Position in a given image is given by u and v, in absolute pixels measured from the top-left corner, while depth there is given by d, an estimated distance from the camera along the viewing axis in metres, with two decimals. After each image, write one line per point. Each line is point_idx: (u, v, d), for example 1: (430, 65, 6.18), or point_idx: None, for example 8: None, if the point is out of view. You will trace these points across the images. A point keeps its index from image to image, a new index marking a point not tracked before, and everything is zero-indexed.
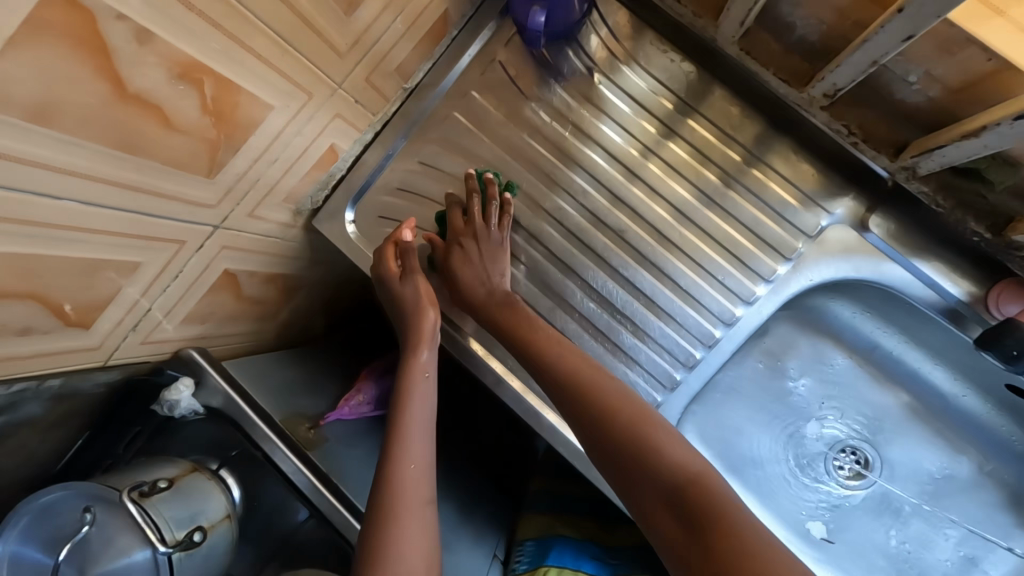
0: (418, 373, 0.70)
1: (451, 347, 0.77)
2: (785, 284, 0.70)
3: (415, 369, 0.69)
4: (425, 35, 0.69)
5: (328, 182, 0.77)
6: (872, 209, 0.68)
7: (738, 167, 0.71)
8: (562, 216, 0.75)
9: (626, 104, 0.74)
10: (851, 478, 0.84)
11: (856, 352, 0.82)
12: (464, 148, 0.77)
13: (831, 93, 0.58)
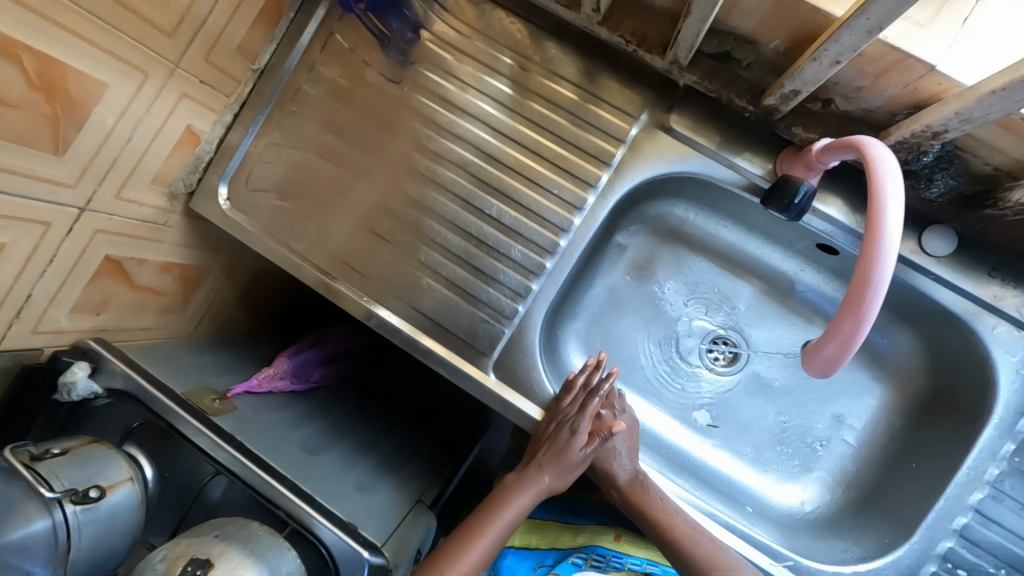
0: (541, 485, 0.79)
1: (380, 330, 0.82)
2: (612, 188, 0.78)
3: (525, 489, 0.78)
4: (258, 16, 0.77)
5: (198, 165, 0.83)
6: (671, 110, 0.77)
7: (555, 93, 0.80)
8: (446, 182, 0.81)
9: (507, 87, 0.81)
10: (724, 364, 0.91)
11: (707, 250, 0.91)
12: (318, 116, 0.84)
13: (598, 8, 0.67)
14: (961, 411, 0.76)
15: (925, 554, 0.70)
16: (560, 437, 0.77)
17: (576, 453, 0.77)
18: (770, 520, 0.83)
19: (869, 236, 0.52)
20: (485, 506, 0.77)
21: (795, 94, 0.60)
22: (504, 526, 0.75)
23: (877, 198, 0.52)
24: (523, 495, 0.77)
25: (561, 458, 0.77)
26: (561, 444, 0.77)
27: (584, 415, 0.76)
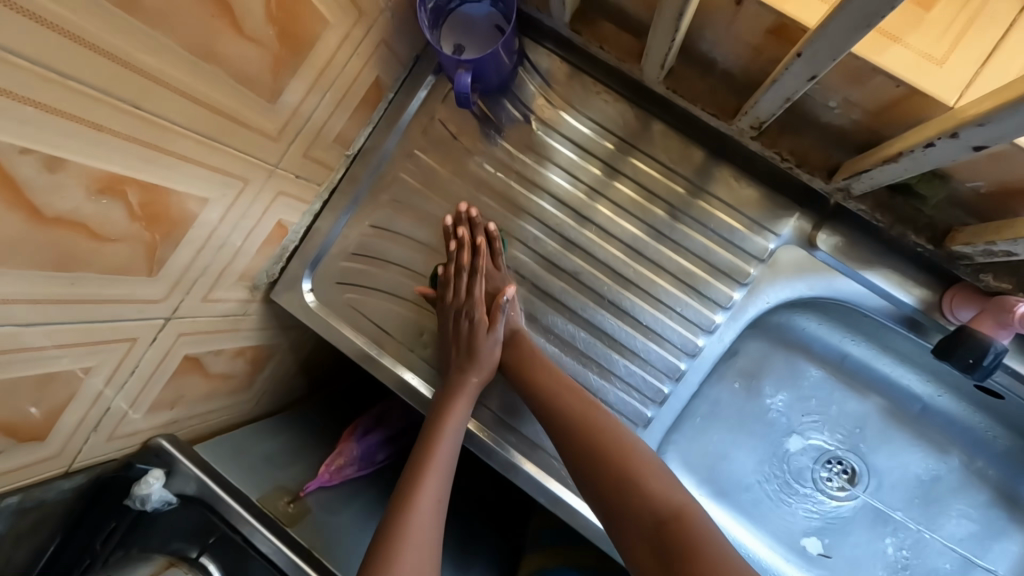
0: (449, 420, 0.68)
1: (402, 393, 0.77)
2: (742, 309, 0.70)
3: (457, 398, 0.69)
4: (360, 103, 0.70)
5: (282, 255, 0.77)
6: (820, 226, 0.68)
7: (681, 197, 0.71)
8: (517, 264, 0.75)
9: (572, 152, 0.74)
10: (840, 489, 0.83)
11: (828, 363, 0.82)
12: (414, 206, 0.77)
13: (758, 126, 0.59)
14: None
15: None
16: (471, 327, 0.71)
17: (484, 339, 0.70)
18: None
19: None
20: (425, 424, 0.70)
21: (1006, 253, 0.52)
22: (444, 471, 0.66)
23: None
24: (457, 406, 0.69)
25: (473, 348, 0.70)
26: (468, 338, 0.71)
27: (476, 300, 0.71)
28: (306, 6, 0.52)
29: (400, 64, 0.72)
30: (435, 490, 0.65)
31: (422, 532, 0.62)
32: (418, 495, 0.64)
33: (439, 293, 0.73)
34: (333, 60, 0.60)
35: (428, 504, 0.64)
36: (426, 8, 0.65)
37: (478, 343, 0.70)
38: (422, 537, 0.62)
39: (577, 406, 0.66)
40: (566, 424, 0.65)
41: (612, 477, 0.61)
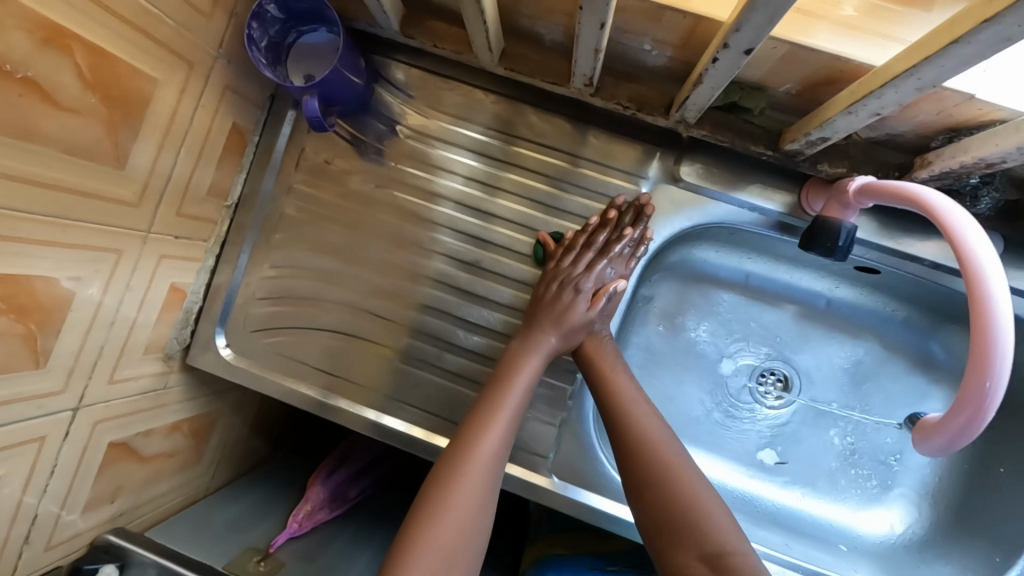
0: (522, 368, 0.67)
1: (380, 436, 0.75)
2: (635, 255, 0.74)
3: (531, 353, 0.68)
4: (224, 152, 0.71)
5: (188, 318, 0.77)
6: (681, 160, 0.73)
7: (555, 166, 0.75)
8: (423, 267, 0.78)
9: (465, 157, 0.77)
10: (776, 398, 0.87)
11: (735, 285, 0.87)
12: (308, 238, 0.78)
13: (590, 82, 0.62)
14: None
15: None
16: (564, 295, 0.70)
17: (579, 316, 0.69)
18: (868, 556, 0.79)
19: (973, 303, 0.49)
20: (494, 377, 0.67)
21: (823, 140, 0.56)
22: (509, 419, 0.64)
23: (970, 265, 0.49)
24: (531, 360, 0.67)
25: (563, 313, 0.69)
26: (561, 308, 0.70)
27: (586, 272, 0.70)
28: (125, 68, 0.53)
29: (256, 106, 0.74)
30: (501, 437, 0.62)
31: (478, 474, 0.59)
32: (479, 444, 0.61)
33: (554, 251, 0.72)
34: (175, 116, 0.61)
35: (493, 450, 0.61)
36: (258, 46, 0.65)
37: (564, 306, 0.69)
38: (480, 476, 0.59)
39: (647, 423, 0.65)
40: (634, 434, 0.64)
41: (667, 509, 0.59)
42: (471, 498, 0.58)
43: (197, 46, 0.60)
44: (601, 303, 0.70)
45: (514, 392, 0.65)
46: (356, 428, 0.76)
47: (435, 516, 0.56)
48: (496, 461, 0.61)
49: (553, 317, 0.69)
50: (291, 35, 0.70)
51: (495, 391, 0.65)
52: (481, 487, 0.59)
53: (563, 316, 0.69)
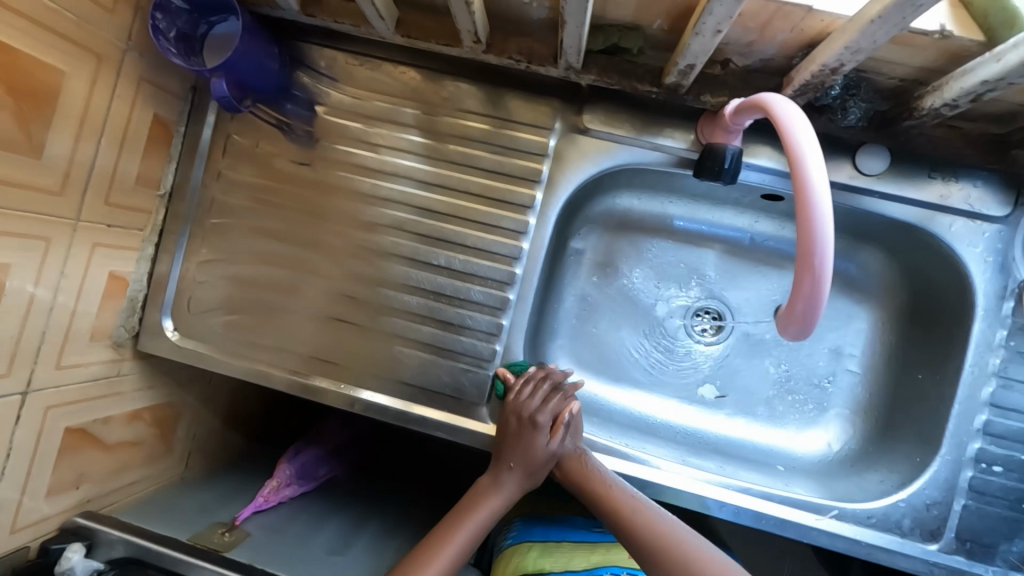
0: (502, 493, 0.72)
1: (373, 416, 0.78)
2: (549, 204, 0.77)
3: (506, 481, 0.72)
4: (148, 142, 0.74)
5: (134, 306, 0.80)
6: (583, 111, 0.76)
7: (469, 128, 0.78)
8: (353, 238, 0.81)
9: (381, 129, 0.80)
10: (711, 334, 0.91)
11: (661, 230, 0.91)
12: (241, 220, 0.82)
13: (479, 39, 0.66)
14: (945, 315, 0.75)
15: (959, 461, 0.70)
16: (526, 432, 0.72)
17: (541, 450, 0.72)
18: (805, 473, 0.82)
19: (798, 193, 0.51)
20: (476, 488, 0.73)
21: (692, 68, 0.60)
22: (481, 524, 0.70)
23: (794, 155, 0.50)
24: (496, 497, 0.72)
25: (525, 451, 0.72)
26: (518, 444, 0.72)
27: (546, 409, 0.73)
28: (28, 61, 0.56)
29: (177, 97, 0.77)
30: (472, 533, 0.69)
31: (457, 545, 0.67)
32: (456, 533, 0.69)
33: (513, 385, 0.75)
34: (89, 107, 0.64)
35: (473, 529, 0.69)
36: (166, 37, 0.69)
37: (523, 443, 0.72)
38: (460, 545, 0.68)
39: (664, 527, 0.65)
40: (659, 550, 0.64)
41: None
42: (448, 567, 0.65)
43: (102, 39, 0.64)
44: (561, 436, 0.72)
45: (485, 509, 0.71)
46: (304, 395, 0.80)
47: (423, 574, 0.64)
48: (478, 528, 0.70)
49: (519, 452, 0.72)
50: (202, 26, 0.73)
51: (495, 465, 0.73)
52: (449, 565, 0.66)
53: (526, 450, 0.72)
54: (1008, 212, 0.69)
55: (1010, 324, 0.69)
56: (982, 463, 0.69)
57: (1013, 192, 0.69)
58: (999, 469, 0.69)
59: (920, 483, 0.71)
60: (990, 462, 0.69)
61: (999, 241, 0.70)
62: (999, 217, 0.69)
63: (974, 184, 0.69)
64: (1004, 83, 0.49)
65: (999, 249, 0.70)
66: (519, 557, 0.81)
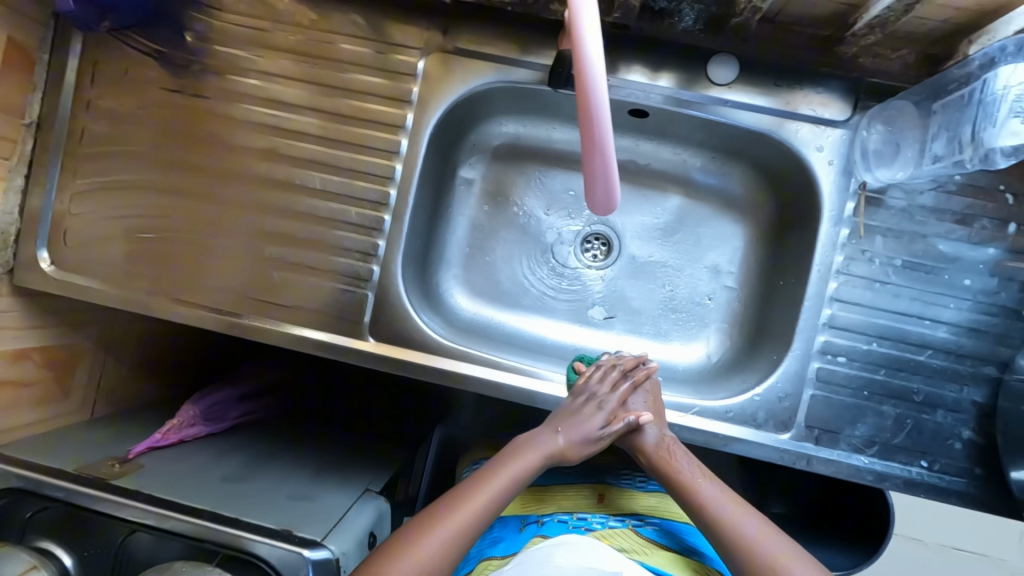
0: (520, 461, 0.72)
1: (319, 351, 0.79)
2: (421, 125, 0.78)
3: (535, 446, 0.74)
4: (5, 66, 0.73)
5: (7, 240, 0.79)
6: (448, 33, 0.77)
7: (341, 52, 0.79)
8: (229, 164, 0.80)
9: (253, 54, 0.80)
10: (600, 258, 0.94)
11: (548, 158, 0.93)
12: (115, 150, 0.81)
13: None
14: (798, 222, 0.79)
15: (807, 354, 0.74)
16: (586, 410, 0.75)
17: (619, 425, 0.73)
18: (682, 382, 0.86)
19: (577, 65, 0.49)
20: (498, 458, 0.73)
21: None
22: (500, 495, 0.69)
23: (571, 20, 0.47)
24: (531, 454, 0.73)
25: (581, 422, 0.74)
26: (570, 415, 0.75)
27: (613, 394, 0.75)
28: None
29: (36, 22, 0.76)
30: (519, 474, 0.71)
31: (489, 490, 0.69)
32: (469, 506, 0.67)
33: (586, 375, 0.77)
34: None
35: (513, 473, 0.71)
36: None
37: (569, 418, 0.74)
38: (497, 491, 0.69)
39: (747, 525, 0.66)
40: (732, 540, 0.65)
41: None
42: (483, 509, 0.67)
43: None
44: (619, 421, 0.74)
45: (503, 475, 0.70)
46: (187, 322, 0.80)
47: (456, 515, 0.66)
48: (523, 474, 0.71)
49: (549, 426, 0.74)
50: None
51: (547, 430, 0.75)
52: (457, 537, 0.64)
53: (576, 424, 0.74)
54: (847, 116, 0.72)
55: (852, 223, 0.73)
56: (828, 354, 0.73)
57: (851, 95, 0.72)
58: (843, 359, 0.73)
59: (774, 378, 0.75)
60: (835, 353, 0.73)
61: (842, 146, 0.73)
62: (840, 121, 0.72)
63: (817, 90, 0.72)
64: None
65: (842, 153, 0.73)
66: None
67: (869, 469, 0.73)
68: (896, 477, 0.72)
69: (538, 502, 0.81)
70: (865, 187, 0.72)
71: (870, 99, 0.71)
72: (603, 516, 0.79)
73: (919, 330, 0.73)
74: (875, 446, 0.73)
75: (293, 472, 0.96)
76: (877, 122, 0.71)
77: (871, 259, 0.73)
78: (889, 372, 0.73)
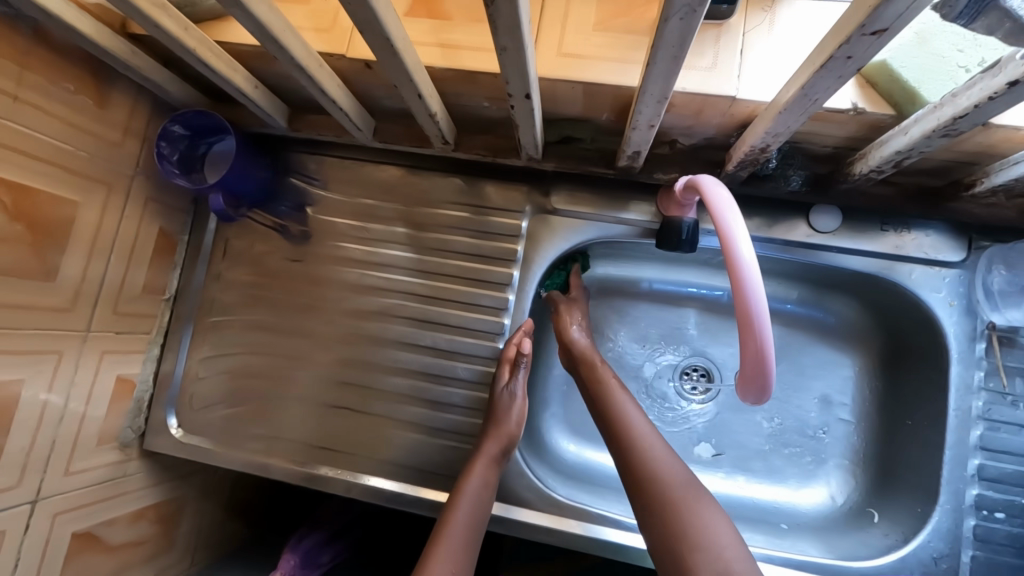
0: (471, 481, 0.69)
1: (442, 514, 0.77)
2: (526, 281, 0.81)
3: (480, 458, 0.71)
4: (154, 253, 0.81)
5: (140, 407, 0.85)
6: (548, 193, 0.82)
7: (446, 217, 0.84)
8: (343, 324, 0.85)
9: (365, 223, 0.86)
10: (701, 391, 0.91)
11: (640, 294, 0.94)
12: (240, 315, 0.87)
13: (446, 140, 0.74)
14: (922, 360, 0.77)
15: (959, 510, 0.69)
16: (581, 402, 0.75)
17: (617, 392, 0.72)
18: (809, 531, 0.79)
19: (728, 264, 0.52)
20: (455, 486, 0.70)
21: (637, 154, 0.65)
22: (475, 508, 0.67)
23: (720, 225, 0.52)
24: (480, 465, 0.70)
25: (501, 420, 0.73)
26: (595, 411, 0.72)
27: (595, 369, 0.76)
28: (45, 197, 0.64)
29: (181, 211, 0.85)
30: (484, 484, 0.69)
31: (466, 510, 0.67)
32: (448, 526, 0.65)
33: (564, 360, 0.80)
34: (100, 229, 0.71)
35: (480, 487, 0.69)
36: (169, 160, 0.77)
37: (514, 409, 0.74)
38: (469, 513, 0.67)
39: (665, 464, 0.64)
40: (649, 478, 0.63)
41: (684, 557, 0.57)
42: (464, 531, 0.65)
43: (112, 171, 0.72)
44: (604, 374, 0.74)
45: (458, 515, 0.66)
46: (301, 480, 0.81)
47: (440, 543, 0.64)
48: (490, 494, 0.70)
49: (498, 418, 0.74)
50: (202, 146, 0.81)
51: (498, 431, 0.73)
52: None
53: (505, 412, 0.74)
54: (962, 256, 0.72)
55: (986, 365, 0.70)
56: (983, 509, 0.68)
57: (963, 236, 0.72)
58: (1000, 515, 0.68)
59: (923, 536, 0.69)
60: (990, 508, 0.68)
61: (961, 285, 0.71)
62: (955, 261, 0.71)
63: (926, 232, 0.72)
64: (914, 152, 0.52)
65: (963, 293, 0.71)
66: None
67: None
68: None
69: None
70: (994, 327, 0.70)
71: (982, 239, 0.72)
72: None
73: None
74: None
75: None
76: (996, 263, 0.71)
77: (1014, 402, 0.69)
78: None
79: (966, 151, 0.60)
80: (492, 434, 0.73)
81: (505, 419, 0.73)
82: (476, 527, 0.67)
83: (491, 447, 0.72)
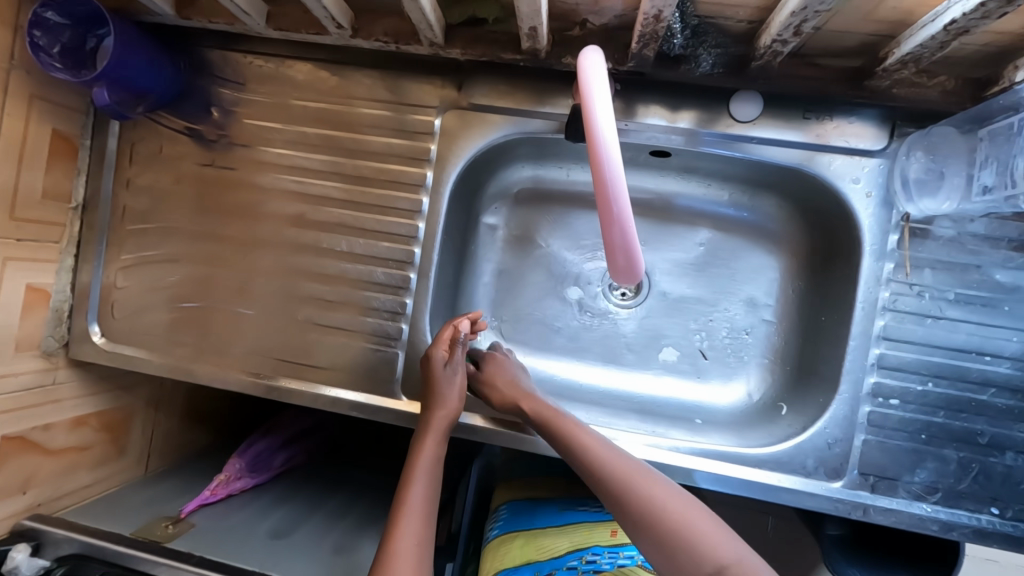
0: (422, 455, 0.70)
1: (362, 413, 0.79)
2: (442, 181, 0.79)
3: (428, 433, 0.71)
4: (51, 156, 0.78)
5: (61, 316, 0.84)
6: (463, 87, 0.78)
7: (358, 115, 0.79)
8: (260, 230, 0.83)
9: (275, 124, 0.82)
10: (629, 296, 0.89)
11: (573, 199, 0.92)
12: (153, 224, 0.85)
13: (340, 23, 0.68)
14: (839, 256, 0.76)
15: (856, 398, 0.70)
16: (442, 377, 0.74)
17: (443, 371, 0.74)
18: (723, 425, 0.81)
19: (591, 150, 0.53)
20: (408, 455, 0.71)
21: (536, 30, 0.61)
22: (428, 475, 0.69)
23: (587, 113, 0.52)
24: (428, 440, 0.71)
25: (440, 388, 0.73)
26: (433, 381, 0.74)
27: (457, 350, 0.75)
28: None
29: (76, 111, 0.81)
30: (435, 458, 0.71)
31: (420, 487, 0.68)
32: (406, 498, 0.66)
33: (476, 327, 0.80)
34: None
35: (432, 460, 0.70)
36: (48, 52, 0.71)
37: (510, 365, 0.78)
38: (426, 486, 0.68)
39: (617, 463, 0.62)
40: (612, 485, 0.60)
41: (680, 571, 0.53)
42: (421, 501, 0.67)
43: None
44: (458, 351, 0.75)
45: (412, 496, 0.67)
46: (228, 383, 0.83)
47: (401, 516, 0.65)
48: (438, 466, 0.71)
49: (434, 387, 0.73)
50: (91, 39, 0.75)
51: (444, 405, 0.73)
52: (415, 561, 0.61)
53: (442, 385, 0.73)
54: (883, 144, 0.69)
55: (897, 257, 0.69)
56: (879, 397, 0.70)
57: (887, 123, 0.69)
58: (896, 402, 0.69)
59: (821, 423, 0.71)
60: (887, 395, 0.70)
61: (880, 175, 0.69)
62: (877, 150, 0.69)
63: (850, 119, 0.69)
64: (809, 11, 0.49)
65: (881, 183, 0.69)
66: (506, 548, 0.80)
67: (933, 518, 0.68)
68: (964, 527, 0.68)
69: (551, 542, 0.78)
70: (909, 219, 0.69)
71: (907, 125, 0.68)
72: (613, 552, 0.74)
73: (979, 367, 0.68)
74: (938, 493, 0.68)
75: (341, 519, 0.95)
76: (917, 150, 0.68)
77: (921, 293, 0.69)
78: (948, 414, 0.69)
79: (882, 19, 0.55)
80: (439, 406, 0.72)
81: (445, 391, 0.73)
82: (431, 494, 0.69)
83: (440, 421, 0.72)
